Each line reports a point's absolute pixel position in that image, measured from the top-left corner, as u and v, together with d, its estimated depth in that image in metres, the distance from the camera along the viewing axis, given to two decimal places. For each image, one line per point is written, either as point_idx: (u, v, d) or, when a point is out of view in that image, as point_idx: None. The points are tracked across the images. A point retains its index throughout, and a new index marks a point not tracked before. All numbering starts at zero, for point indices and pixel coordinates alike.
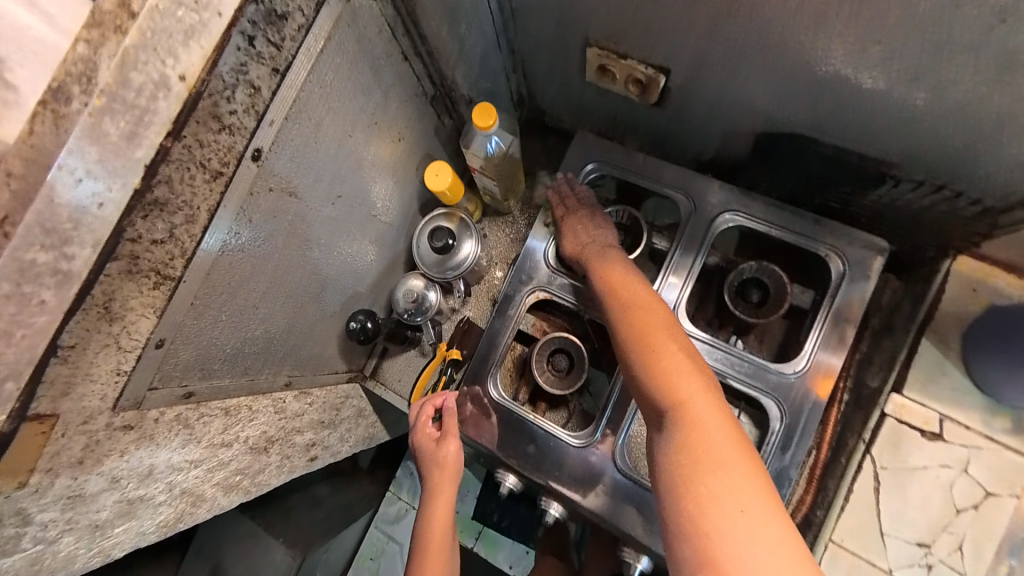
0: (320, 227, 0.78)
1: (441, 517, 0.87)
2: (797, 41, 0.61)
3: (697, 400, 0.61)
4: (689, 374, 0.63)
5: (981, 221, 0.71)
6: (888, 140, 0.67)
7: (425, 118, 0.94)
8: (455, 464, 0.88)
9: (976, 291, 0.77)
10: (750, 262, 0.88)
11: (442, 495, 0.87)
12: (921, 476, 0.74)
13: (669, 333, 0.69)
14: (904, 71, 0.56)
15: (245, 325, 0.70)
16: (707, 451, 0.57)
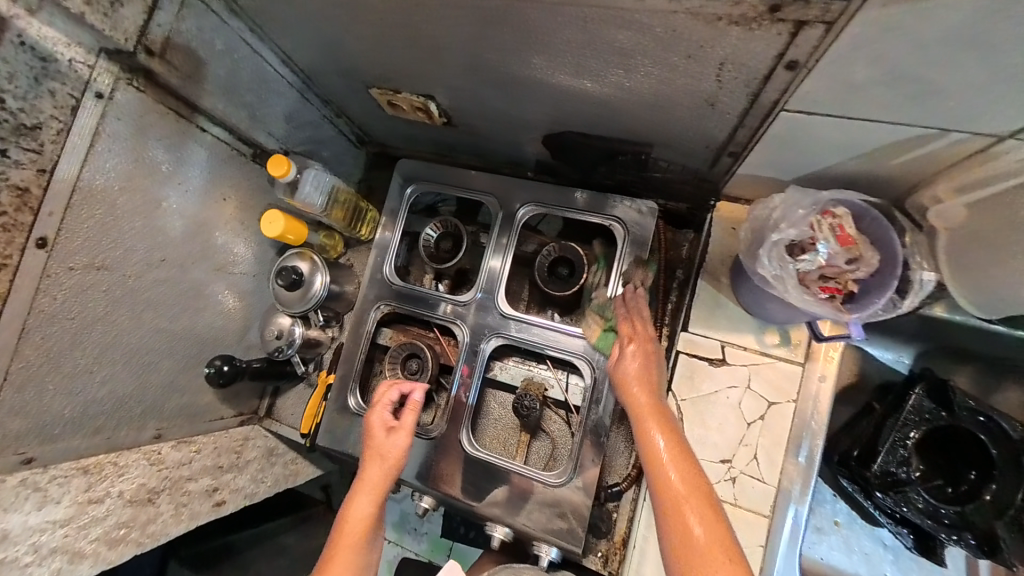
0: (150, 290, 0.88)
1: (362, 518, 0.81)
2: (490, 50, 0.71)
3: (691, 512, 0.59)
4: (691, 488, 0.61)
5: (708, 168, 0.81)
6: (604, 113, 0.77)
7: (255, 176, 1.04)
8: (394, 458, 0.85)
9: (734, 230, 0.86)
10: (551, 245, 0.97)
11: (367, 497, 0.83)
12: (712, 399, 0.80)
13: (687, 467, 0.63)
14: (563, 57, 0.66)
15: (80, 389, 0.80)
16: (685, 511, 0.59)
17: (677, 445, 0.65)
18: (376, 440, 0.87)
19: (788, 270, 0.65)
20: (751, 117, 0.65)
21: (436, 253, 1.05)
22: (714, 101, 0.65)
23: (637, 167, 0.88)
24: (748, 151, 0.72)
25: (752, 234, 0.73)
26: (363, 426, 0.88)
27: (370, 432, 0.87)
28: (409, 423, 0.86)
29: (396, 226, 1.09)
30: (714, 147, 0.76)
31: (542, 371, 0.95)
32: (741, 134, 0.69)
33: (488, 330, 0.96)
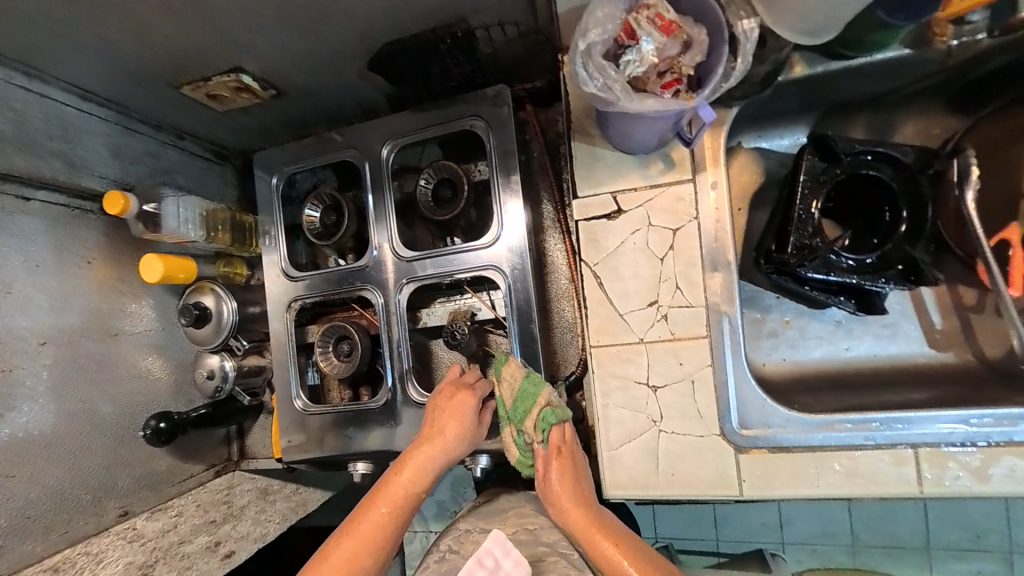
0: (40, 377, 0.83)
1: (414, 483, 0.77)
2: None
3: None
4: None
5: (531, 24, 0.76)
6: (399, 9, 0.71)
7: (117, 228, 0.98)
8: (473, 438, 0.81)
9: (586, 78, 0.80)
10: (426, 172, 0.91)
11: (409, 477, 0.76)
12: (620, 251, 0.77)
13: (646, 568, 0.70)
14: None
15: (8, 495, 0.76)
16: None
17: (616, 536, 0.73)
18: (460, 419, 0.79)
19: (620, 74, 0.60)
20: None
21: (322, 230, 1.00)
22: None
23: (464, 51, 0.82)
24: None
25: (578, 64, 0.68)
26: (466, 403, 0.80)
27: (457, 410, 0.80)
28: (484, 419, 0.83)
29: (275, 223, 1.03)
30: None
31: (465, 298, 0.93)
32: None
33: (395, 280, 0.92)
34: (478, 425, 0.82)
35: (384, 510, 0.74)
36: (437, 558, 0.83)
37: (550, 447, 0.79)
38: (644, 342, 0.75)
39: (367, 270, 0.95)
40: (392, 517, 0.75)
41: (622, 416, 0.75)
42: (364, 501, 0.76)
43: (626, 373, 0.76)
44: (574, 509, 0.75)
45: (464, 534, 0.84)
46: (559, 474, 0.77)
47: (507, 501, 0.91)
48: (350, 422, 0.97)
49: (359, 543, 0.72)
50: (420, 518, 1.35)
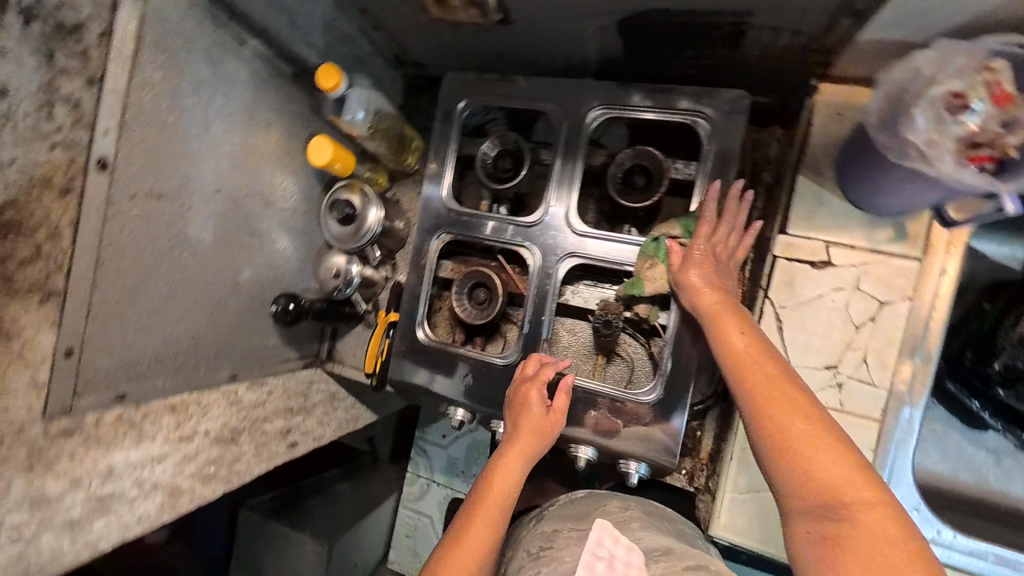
0: (208, 224, 0.82)
1: (506, 489, 0.79)
2: None
3: (831, 457, 0.58)
4: (825, 442, 0.60)
5: (818, 41, 0.72)
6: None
7: (298, 101, 0.95)
8: (552, 426, 0.83)
9: (840, 114, 0.79)
10: (626, 150, 0.89)
11: (499, 479, 0.79)
12: (816, 304, 0.77)
13: (797, 394, 0.64)
14: None
15: (160, 327, 0.76)
16: (839, 490, 0.57)
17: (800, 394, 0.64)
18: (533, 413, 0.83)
19: (946, 131, 0.56)
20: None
21: (496, 174, 0.99)
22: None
23: (729, 44, 0.77)
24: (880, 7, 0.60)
25: (889, 101, 0.64)
26: (535, 396, 0.83)
27: (529, 412, 0.83)
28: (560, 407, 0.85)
29: (449, 152, 1.01)
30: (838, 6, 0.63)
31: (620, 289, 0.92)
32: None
33: (561, 249, 0.90)
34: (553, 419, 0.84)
35: (481, 518, 0.76)
36: (529, 561, 0.76)
37: (736, 303, 0.76)
38: None
39: (533, 229, 0.93)
40: (490, 523, 0.76)
41: None
42: (461, 515, 0.77)
43: None
44: (708, 289, 0.77)
45: (554, 533, 0.80)
46: (724, 320, 0.73)
47: (581, 504, 0.88)
48: (463, 369, 0.97)
49: (468, 555, 0.72)
50: (428, 467, 1.61)
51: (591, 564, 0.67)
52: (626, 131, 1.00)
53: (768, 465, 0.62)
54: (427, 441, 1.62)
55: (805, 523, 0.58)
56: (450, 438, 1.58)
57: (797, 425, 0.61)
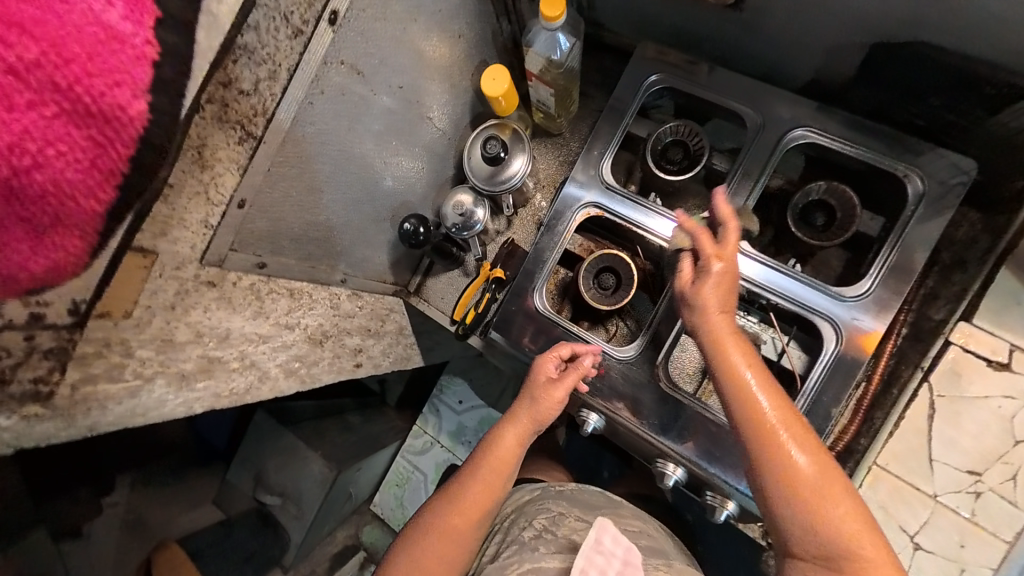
0: (380, 117, 0.78)
1: (506, 461, 0.76)
2: None
3: (808, 458, 0.59)
4: (805, 441, 0.60)
5: None
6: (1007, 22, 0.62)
7: (481, 19, 0.92)
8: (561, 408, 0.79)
9: None
10: (818, 183, 0.85)
11: (515, 441, 0.77)
12: (980, 405, 0.75)
13: (769, 382, 0.64)
14: None
15: (310, 206, 0.72)
16: (817, 489, 0.58)
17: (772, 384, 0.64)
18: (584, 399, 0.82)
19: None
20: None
21: (662, 162, 0.94)
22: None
23: (983, 107, 0.74)
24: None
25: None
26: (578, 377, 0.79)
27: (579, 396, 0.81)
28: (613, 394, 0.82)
29: (618, 126, 0.96)
30: None
31: (759, 324, 0.89)
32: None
33: None
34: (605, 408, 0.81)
35: (497, 475, 0.75)
36: (535, 535, 0.72)
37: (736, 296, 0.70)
38: (936, 499, 0.75)
39: None
40: (502, 481, 0.75)
41: None
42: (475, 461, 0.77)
43: (894, 511, 0.76)
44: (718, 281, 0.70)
45: (560, 516, 0.77)
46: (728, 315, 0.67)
47: (596, 496, 0.86)
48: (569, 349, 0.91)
49: (480, 507, 0.73)
50: (437, 427, 1.49)
51: (592, 557, 0.64)
52: (801, 161, 0.95)
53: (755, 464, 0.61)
54: (441, 400, 1.50)
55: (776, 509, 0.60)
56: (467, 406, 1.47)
57: (775, 426, 0.61)
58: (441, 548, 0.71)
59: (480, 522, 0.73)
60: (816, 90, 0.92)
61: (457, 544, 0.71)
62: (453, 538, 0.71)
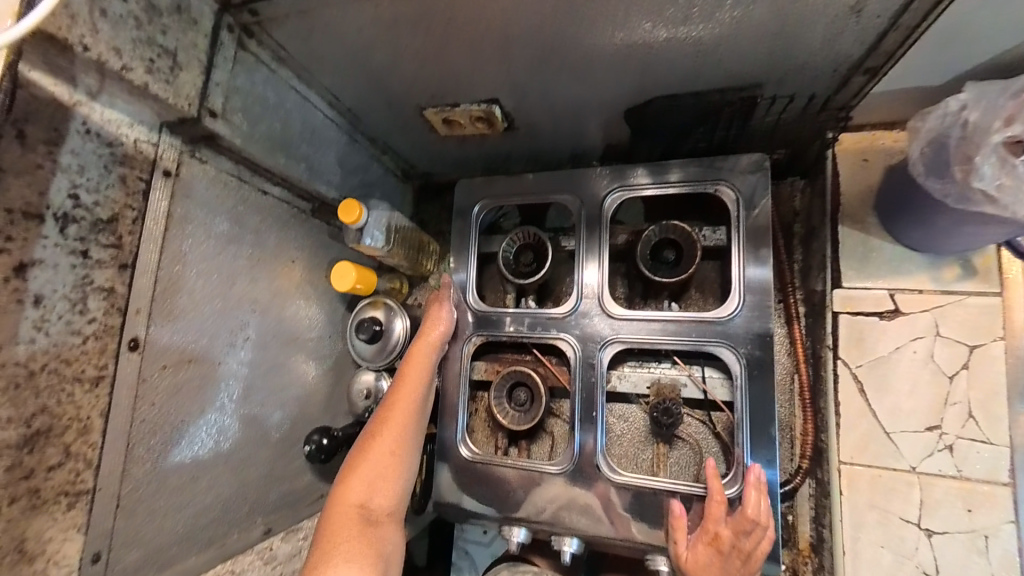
0: (239, 375, 0.79)
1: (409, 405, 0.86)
2: (576, 26, 0.62)
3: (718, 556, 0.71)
4: (725, 550, 0.71)
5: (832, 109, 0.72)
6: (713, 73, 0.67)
7: (316, 233, 0.96)
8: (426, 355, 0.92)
9: (865, 162, 0.74)
10: (651, 227, 0.86)
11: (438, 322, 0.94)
12: (899, 360, 0.69)
13: (732, 524, 0.71)
14: (671, 20, 0.58)
15: (192, 497, 0.70)
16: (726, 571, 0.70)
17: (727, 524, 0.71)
18: (719, 524, 0.72)
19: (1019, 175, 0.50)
20: (914, 12, 0.52)
21: (518, 270, 0.95)
22: (861, 7, 0.52)
23: (741, 118, 0.77)
24: (893, 62, 0.60)
25: (931, 147, 0.58)
26: (753, 498, 0.71)
27: (709, 510, 0.72)
28: (758, 507, 0.71)
29: (468, 255, 1.00)
30: (842, 66, 0.63)
31: (671, 369, 0.85)
32: (887, 43, 0.57)
33: (603, 339, 0.86)
34: (747, 556, 0.71)
35: (422, 341, 0.92)
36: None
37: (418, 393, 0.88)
38: (916, 471, 0.67)
39: (568, 321, 0.89)
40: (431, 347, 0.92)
41: (879, 557, 0.67)
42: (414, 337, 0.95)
43: (887, 504, 0.68)
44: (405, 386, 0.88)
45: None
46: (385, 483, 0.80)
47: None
48: (514, 484, 0.88)
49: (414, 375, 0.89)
50: (472, 570, 1.43)
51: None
52: (642, 205, 0.98)
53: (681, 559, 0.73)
54: (466, 539, 1.45)
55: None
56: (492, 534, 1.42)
57: (712, 526, 0.72)
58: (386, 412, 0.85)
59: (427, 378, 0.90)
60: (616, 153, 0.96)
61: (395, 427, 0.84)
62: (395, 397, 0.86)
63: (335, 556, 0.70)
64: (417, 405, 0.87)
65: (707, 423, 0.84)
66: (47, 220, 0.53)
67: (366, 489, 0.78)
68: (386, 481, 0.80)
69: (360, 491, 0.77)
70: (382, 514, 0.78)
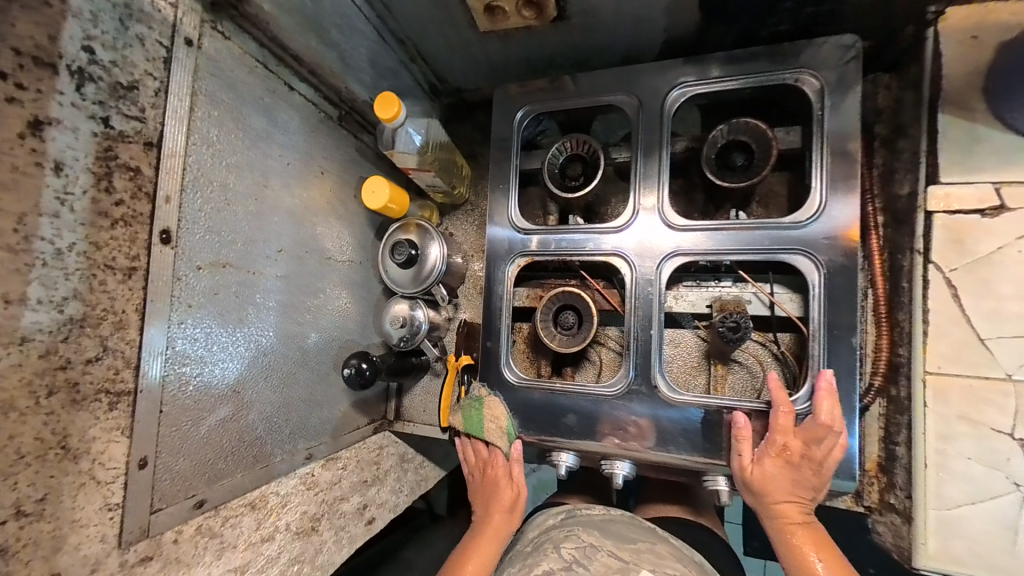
0: (276, 288, 0.73)
1: (483, 564, 0.76)
2: None
3: (787, 474, 0.67)
4: (795, 465, 0.67)
5: None
6: None
7: (345, 144, 0.88)
8: (506, 501, 0.84)
9: (976, 38, 0.67)
10: (719, 127, 0.79)
11: (513, 480, 0.86)
12: (1003, 260, 0.64)
13: (804, 437, 0.66)
14: None
15: (234, 413, 0.65)
16: (798, 486, 0.67)
17: (797, 437, 0.67)
18: (789, 434, 0.67)
19: None
20: None
21: (566, 182, 0.88)
22: None
23: None
24: None
25: None
26: (827, 406, 0.66)
27: (777, 420, 0.67)
28: (832, 414, 0.65)
29: (510, 169, 0.93)
30: None
31: (735, 286, 0.80)
32: None
33: (661, 252, 0.80)
34: (819, 465, 0.66)
35: (498, 516, 0.82)
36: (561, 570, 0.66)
37: (491, 535, 0.80)
38: (1013, 379, 0.62)
39: (625, 234, 0.82)
40: (504, 517, 0.83)
41: (969, 469, 0.63)
42: (481, 510, 0.86)
43: (979, 416, 0.63)
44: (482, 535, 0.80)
45: (590, 547, 0.70)
46: None
47: (622, 524, 0.78)
48: (562, 407, 0.84)
49: (491, 539, 0.79)
50: None
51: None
52: (698, 114, 0.90)
53: (747, 475, 0.69)
54: None
55: (757, 503, 0.68)
56: None
57: (780, 439, 0.67)
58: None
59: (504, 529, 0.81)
60: (677, 48, 0.89)
61: None
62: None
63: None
64: (489, 555, 0.77)
65: (769, 345, 0.80)
66: (60, 72, 0.45)
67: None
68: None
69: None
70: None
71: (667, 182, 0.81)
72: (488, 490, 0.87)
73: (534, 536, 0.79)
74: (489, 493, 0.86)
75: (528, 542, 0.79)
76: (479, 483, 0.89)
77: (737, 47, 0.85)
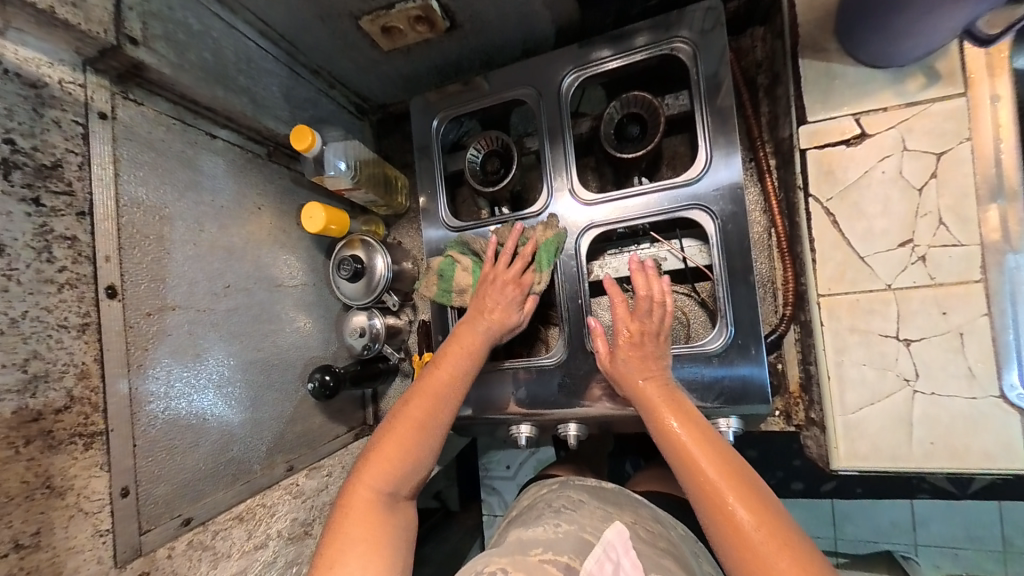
0: (229, 321, 0.79)
1: (457, 376, 0.73)
2: None
3: (661, 390, 0.70)
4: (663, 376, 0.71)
5: None
6: None
7: (277, 177, 0.94)
8: (499, 316, 0.79)
9: None
10: (612, 105, 0.86)
11: (517, 287, 0.80)
12: (868, 183, 0.71)
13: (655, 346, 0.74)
14: None
15: (204, 438, 0.72)
16: (675, 397, 0.69)
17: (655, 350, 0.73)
18: (628, 321, 0.75)
19: None
20: None
21: (487, 178, 0.94)
22: None
23: None
24: None
25: None
26: (664, 294, 0.73)
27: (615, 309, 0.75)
28: (649, 288, 0.74)
29: (436, 174, 0.99)
30: None
31: (651, 247, 0.87)
32: None
33: (579, 228, 0.86)
34: (655, 332, 0.74)
35: (482, 325, 0.78)
36: (549, 513, 0.69)
37: (481, 352, 0.77)
38: (892, 288, 0.69)
39: (543, 216, 0.89)
40: (495, 327, 0.79)
41: (863, 376, 0.71)
42: (474, 308, 0.80)
43: (868, 325, 0.71)
44: (472, 333, 0.77)
45: (579, 500, 0.73)
46: (421, 409, 0.69)
47: (614, 493, 0.77)
48: (513, 383, 0.91)
49: (468, 348, 0.76)
50: (503, 504, 1.51)
51: (603, 562, 0.55)
52: (602, 92, 0.96)
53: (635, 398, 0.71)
54: (492, 477, 1.52)
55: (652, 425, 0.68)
56: (516, 468, 1.48)
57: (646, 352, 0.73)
58: (431, 399, 0.70)
59: (489, 341, 0.78)
60: (568, 34, 0.94)
61: (428, 416, 0.69)
62: (438, 384, 0.71)
63: (351, 551, 0.56)
64: (467, 374, 0.75)
65: (692, 296, 0.87)
66: None
67: (396, 477, 0.64)
68: (411, 468, 0.66)
69: (389, 466, 0.64)
70: (400, 504, 0.64)
71: (574, 164, 0.88)
72: (491, 308, 0.80)
73: (527, 502, 0.83)
74: (494, 308, 0.79)
75: (521, 508, 0.83)
76: (483, 288, 0.81)
77: (620, 25, 0.91)
